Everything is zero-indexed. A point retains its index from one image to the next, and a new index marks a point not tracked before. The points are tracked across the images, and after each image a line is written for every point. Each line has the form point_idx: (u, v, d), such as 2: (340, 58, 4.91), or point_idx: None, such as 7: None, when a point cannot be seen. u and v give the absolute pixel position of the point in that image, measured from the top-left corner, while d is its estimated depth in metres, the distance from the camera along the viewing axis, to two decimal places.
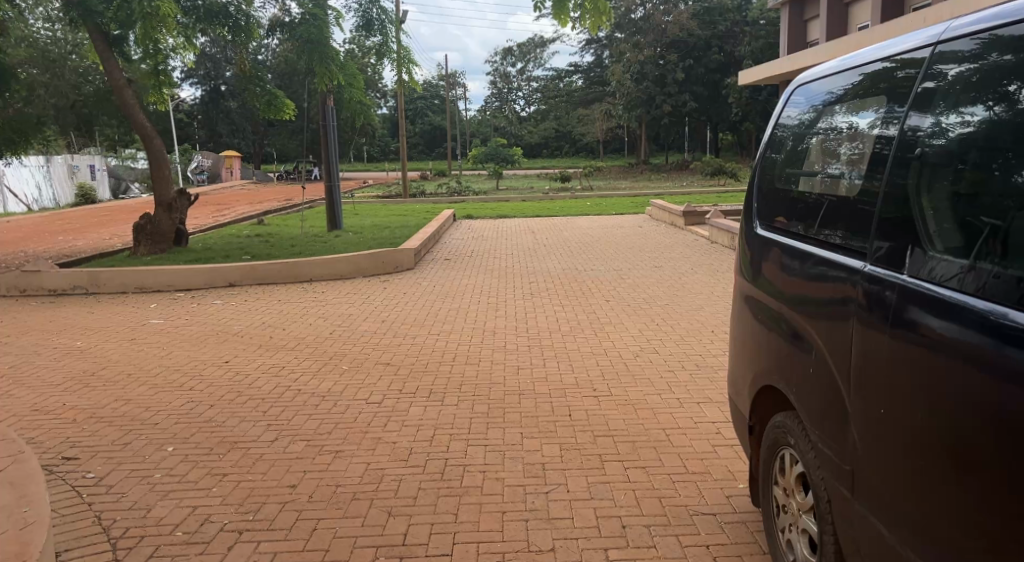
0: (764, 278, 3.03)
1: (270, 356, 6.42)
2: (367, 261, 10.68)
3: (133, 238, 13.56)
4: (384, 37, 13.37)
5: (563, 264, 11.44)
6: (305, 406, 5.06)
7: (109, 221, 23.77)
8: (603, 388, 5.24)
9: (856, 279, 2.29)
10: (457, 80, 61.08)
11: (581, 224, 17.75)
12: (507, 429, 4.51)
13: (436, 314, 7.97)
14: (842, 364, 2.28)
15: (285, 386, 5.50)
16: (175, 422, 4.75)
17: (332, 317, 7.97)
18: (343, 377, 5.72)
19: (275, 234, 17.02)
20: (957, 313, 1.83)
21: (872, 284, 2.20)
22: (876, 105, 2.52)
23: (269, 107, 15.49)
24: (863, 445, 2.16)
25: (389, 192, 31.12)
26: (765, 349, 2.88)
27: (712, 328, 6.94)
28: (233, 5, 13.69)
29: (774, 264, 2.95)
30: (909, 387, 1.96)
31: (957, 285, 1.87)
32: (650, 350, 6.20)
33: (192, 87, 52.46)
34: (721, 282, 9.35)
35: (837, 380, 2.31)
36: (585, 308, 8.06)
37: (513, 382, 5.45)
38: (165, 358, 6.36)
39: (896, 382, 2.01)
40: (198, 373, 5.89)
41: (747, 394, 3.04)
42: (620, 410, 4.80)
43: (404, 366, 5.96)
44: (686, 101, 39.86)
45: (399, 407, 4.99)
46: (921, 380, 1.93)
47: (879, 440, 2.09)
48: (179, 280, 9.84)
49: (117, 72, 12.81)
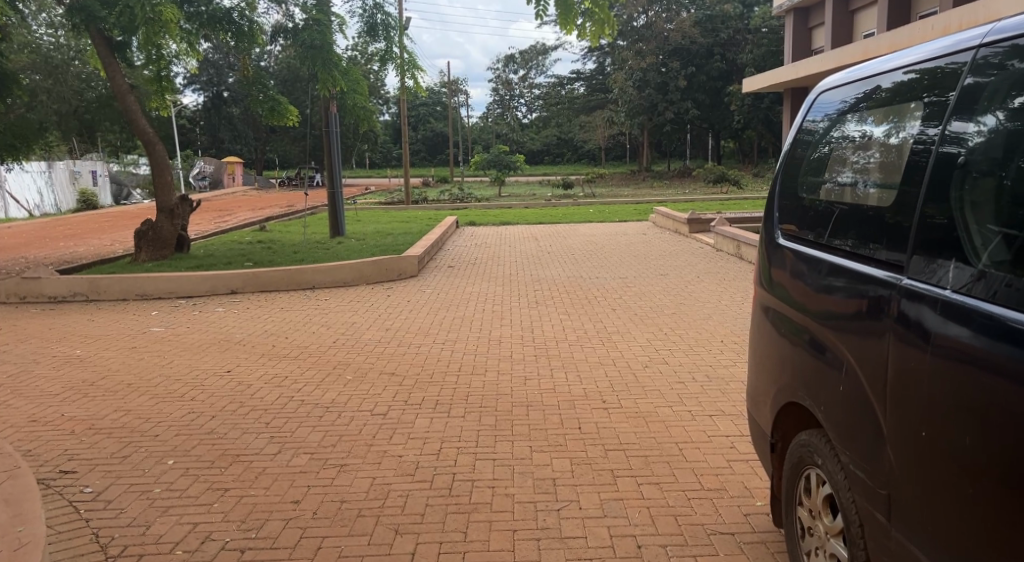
0: (785, 291, 2.95)
1: (273, 366, 6.32)
2: (370, 268, 10.60)
3: (134, 244, 13.46)
4: (388, 42, 13.32)
5: (568, 271, 11.35)
6: (309, 418, 4.95)
7: (111, 227, 23.71)
8: (612, 400, 5.13)
9: (874, 287, 2.27)
10: (459, 86, 61.15)
11: (584, 231, 17.66)
12: (515, 442, 4.41)
13: (441, 322, 7.88)
14: (864, 374, 2.24)
15: (288, 397, 5.40)
16: (175, 433, 4.64)
17: (335, 326, 7.88)
18: (347, 387, 5.62)
19: (277, 241, 16.93)
20: (983, 324, 1.78)
21: (888, 290, 2.19)
22: (889, 114, 2.52)
23: (272, 113, 15.43)
24: (891, 459, 2.09)
25: (390, 199, 31.06)
26: (787, 363, 2.79)
27: (721, 337, 6.84)
28: (237, 10, 13.65)
29: (796, 276, 2.87)
30: (933, 394, 1.92)
31: (967, 293, 1.88)
32: (659, 360, 6.11)
33: (195, 93, 52.54)
34: (729, 290, 9.25)
35: (861, 392, 2.26)
36: (590, 316, 7.96)
37: (520, 393, 5.35)
38: (165, 367, 6.26)
39: (920, 390, 1.97)
40: (199, 383, 5.79)
41: (768, 410, 2.94)
42: (631, 423, 4.69)
43: (409, 377, 5.85)
44: (688, 108, 39.84)
45: (404, 418, 4.89)
46: (956, 395, 1.85)
47: (908, 454, 2.02)
48: (181, 287, 9.76)
49: (120, 78, 12.76)
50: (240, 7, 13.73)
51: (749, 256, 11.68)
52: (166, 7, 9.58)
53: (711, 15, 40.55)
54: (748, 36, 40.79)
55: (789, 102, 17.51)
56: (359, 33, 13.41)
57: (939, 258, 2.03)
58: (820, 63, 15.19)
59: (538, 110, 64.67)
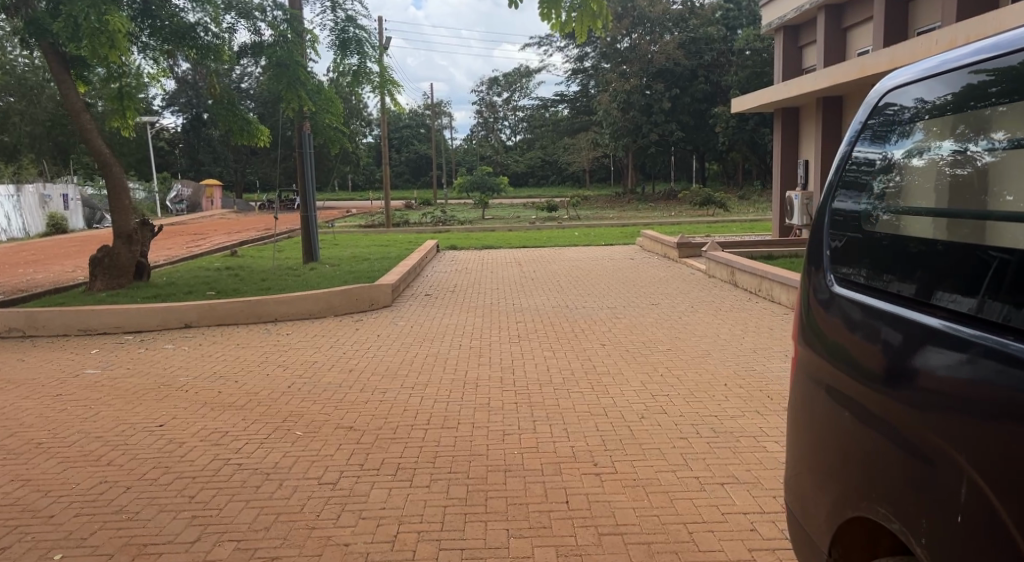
0: (813, 350, 2.48)
1: (214, 418, 5.49)
2: (339, 298, 9.83)
3: (89, 271, 12.59)
4: (362, 58, 12.61)
5: (552, 300, 10.61)
6: (243, 489, 4.13)
7: (77, 252, 22.74)
8: (605, 463, 4.36)
9: (899, 328, 2.02)
10: (443, 109, 60.77)
11: (568, 256, 16.97)
12: (489, 525, 3.62)
13: (411, 361, 7.10)
14: (891, 433, 1.96)
15: (224, 461, 4.57)
16: (75, 514, 3.83)
17: (293, 366, 7.07)
18: (295, 447, 4.79)
19: (246, 267, 16.06)
20: None
21: (923, 330, 1.92)
22: (914, 133, 2.27)
23: (241, 133, 14.64)
24: (922, 540, 1.81)
25: (371, 221, 30.27)
26: (830, 438, 2.29)
27: (724, 381, 6.08)
28: (202, 24, 12.89)
29: (825, 329, 2.42)
30: (976, 451, 1.66)
31: (967, 323, 1.79)
32: (658, 410, 5.33)
33: (174, 115, 51.65)
34: (725, 324, 8.53)
35: (885, 453, 1.99)
36: (578, 354, 7.20)
37: (496, 453, 4.58)
38: (87, 421, 5.42)
39: (952, 457, 1.72)
40: (122, 442, 4.96)
41: (816, 511, 2.34)
42: (628, 495, 3.92)
43: (369, 432, 5.05)
44: (673, 130, 39.59)
45: (358, 490, 4.09)
46: None
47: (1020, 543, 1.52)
48: (130, 320, 8.90)
49: (75, 96, 12.03)
50: (205, 22, 12.97)
51: (744, 283, 11.03)
52: (115, 17, 8.94)
53: (694, 38, 40.35)
54: (732, 59, 40.68)
55: (779, 124, 16.92)
56: (330, 48, 12.66)
57: (953, 291, 1.90)
58: (813, 81, 13.81)
59: (522, 132, 64.40)
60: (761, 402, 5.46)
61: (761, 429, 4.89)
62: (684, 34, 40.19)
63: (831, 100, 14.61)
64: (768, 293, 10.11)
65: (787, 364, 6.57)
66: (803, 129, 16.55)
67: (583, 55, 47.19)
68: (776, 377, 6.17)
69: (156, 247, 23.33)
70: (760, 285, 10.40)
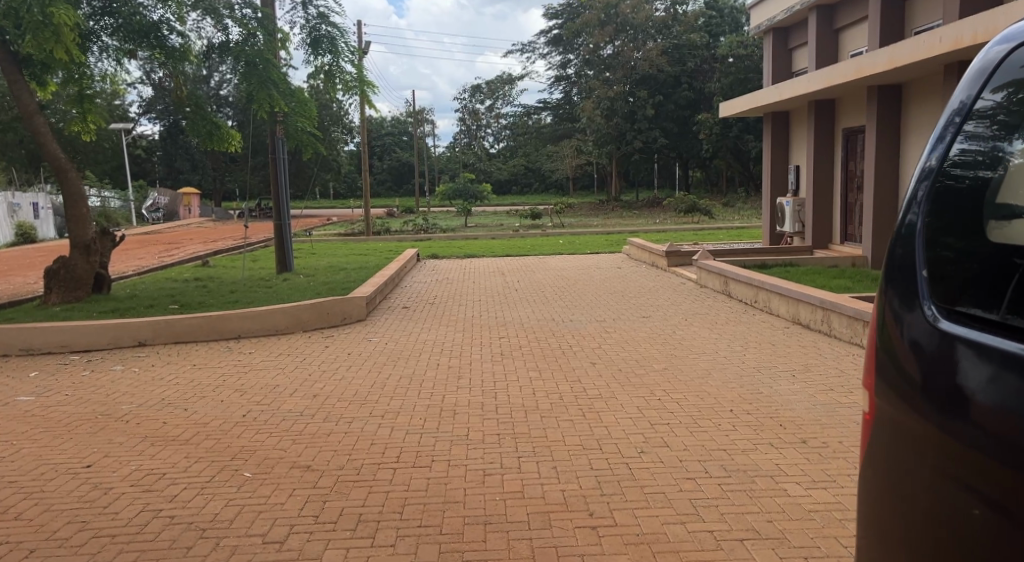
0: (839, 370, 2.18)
1: (152, 455, 4.80)
2: (309, 312, 9.14)
3: (44, 284, 11.82)
4: (335, 57, 11.92)
5: (537, 313, 9.99)
6: (170, 552, 3.45)
7: (45, 262, 21.88)
8: (601, 513, 3.72)
9: (924, 333, 1.83)
10: (425, 116, 60.14)
11: (553, 264, 16.39)
12: None
13: (383, 384, 6.44)
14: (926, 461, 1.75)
15: (154, 512, 3.89)
16: None
17: (251, 390, 6.40)
18: (240, 494, 4.11)
19: (216, 278, 15.31)
20: None
21: (950, 341, 1.74)
22: (950, 135, 2.00)
23: (210, 138, 13.83)
24: None
25: (350, 230, 29.45)
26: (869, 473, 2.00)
27: (728, 407, 5.48)
28: (165, 23, 12.15)
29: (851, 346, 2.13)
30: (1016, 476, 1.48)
31: (997, 335, 1.64)
32: (658, 443, 4.72)
33: (150, 121, 50.56)
34: (723, 339, 7.93)
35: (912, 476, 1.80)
36: (566, 374, 6.57)
37: (474, 501, 3.93)
38: (4, 461, 4.71)
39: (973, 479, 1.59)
40: (38, 489, 4.25)
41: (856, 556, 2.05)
42: (631, 556, 3.29)
43: (328, 473, 4.39)
44: (656, 137, 39.23)
45: (308, 552, 3.42)
46: None
47: None
48: (78, 339, 8.16)
49: (27, 97, 11.23)
50: (169, 20, 12.22)
51: (738, 293, 10.50)
52: (59, 9, 8.34)
53: (678, 44, 40.00)
54: (716, 66, 40.40)
55: (768, 128, 16.45)
56: (301, 47, 12.00)
57: (972, 304, 1.76)
58: (807, 84, 13.23)
59: (505, 139, 63.89)
60: (772, 432, 4.85)
61: (778, 466, 4.26)
62: (668, 41, 39.86)
63: (823, 104, 14.10)
64: (765, 304, 9.54)
65: (797, 386, 5.95)
66: (793, 134, 16.09)
67: (566, 62, 46.85)
68: (786, 401, 5.56)
69: (127, 257, 22.48)
70: (756, 296, 9.85)
